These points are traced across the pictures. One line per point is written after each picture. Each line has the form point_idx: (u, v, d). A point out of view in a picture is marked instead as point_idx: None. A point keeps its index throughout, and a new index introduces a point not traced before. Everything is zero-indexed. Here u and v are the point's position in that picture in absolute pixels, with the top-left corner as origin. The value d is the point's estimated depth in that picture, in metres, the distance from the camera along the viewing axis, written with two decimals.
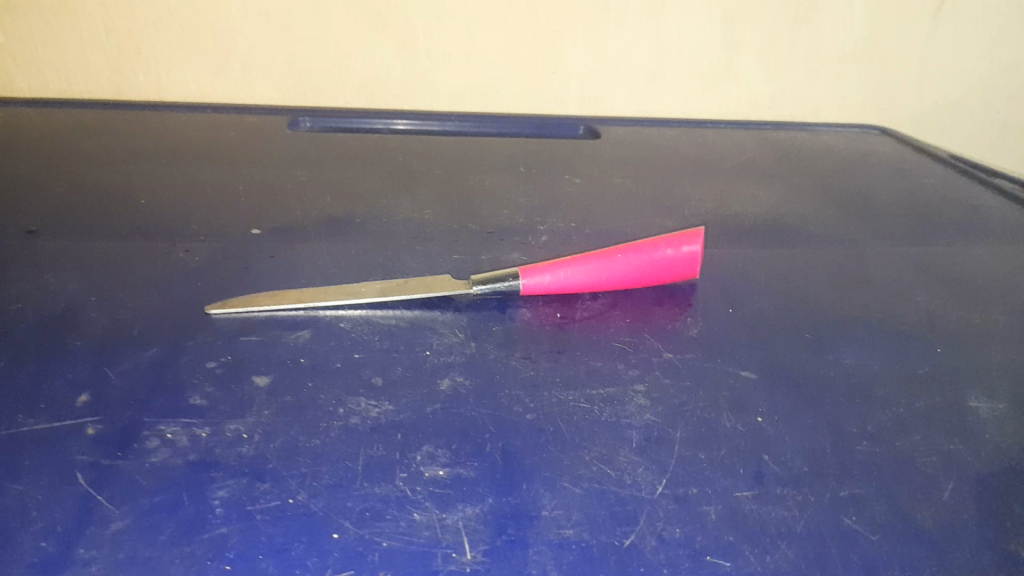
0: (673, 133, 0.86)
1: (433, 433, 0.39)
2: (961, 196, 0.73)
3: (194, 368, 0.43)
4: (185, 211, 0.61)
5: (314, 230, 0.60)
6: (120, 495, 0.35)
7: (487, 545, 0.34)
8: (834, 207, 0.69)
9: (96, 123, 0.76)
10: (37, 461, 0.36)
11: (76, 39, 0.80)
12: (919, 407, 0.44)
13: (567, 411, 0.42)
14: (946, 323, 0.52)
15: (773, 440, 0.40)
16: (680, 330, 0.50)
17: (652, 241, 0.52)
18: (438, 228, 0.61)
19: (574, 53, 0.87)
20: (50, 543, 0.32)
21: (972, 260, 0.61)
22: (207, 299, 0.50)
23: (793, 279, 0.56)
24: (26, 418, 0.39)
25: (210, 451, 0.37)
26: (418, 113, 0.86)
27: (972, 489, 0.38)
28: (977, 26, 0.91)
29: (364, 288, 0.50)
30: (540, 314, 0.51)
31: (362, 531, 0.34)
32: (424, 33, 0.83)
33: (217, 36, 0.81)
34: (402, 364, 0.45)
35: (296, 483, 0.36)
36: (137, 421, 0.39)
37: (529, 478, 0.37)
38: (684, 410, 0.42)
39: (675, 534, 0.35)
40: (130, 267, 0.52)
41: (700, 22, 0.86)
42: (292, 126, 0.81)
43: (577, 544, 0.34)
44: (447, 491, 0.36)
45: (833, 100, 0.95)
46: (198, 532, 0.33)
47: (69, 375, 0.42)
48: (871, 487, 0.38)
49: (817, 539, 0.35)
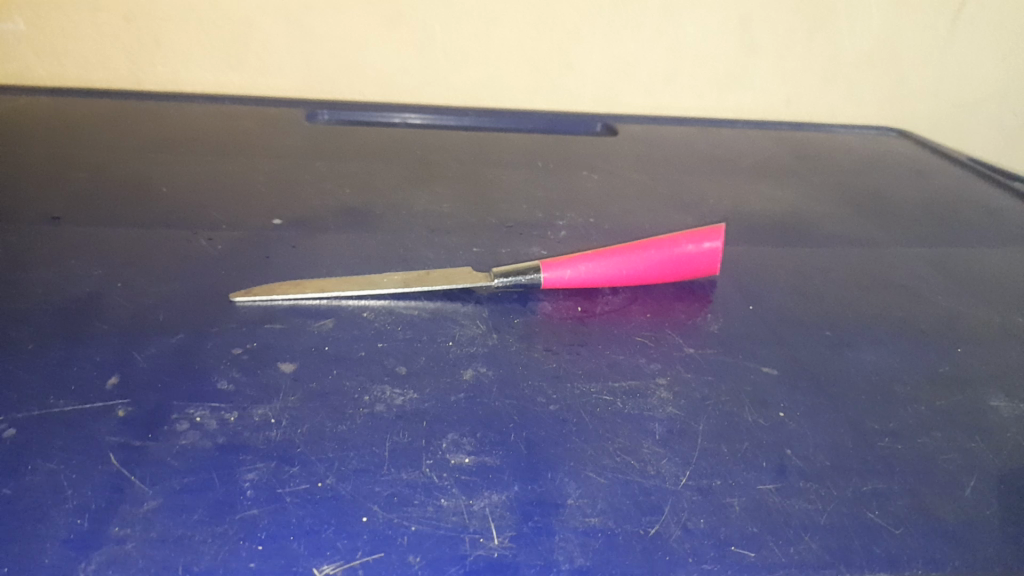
0: (689, 132, 0.86)
1: (457, 422, 0.40)
2: (979, 198, 0.73)
3: (219, 354, 0.43)
4: (206, 200, 0.61)
5: (333, 221, 0.60)
6: (151, 476, 0.35)
7: (514, 532, 0.34)
8: (851, 208, 0.69)
9: (116, 113, 0.77)
10: (67, 441, 0.36)
11: (96, 30, 0.81)
12: (939, 406, 0.44)
13: (590, 403, 0.42)
14: (964, 323, 0.52)
15: (795, 435, 0.41)
16: (700, 325, 0.50)
17: (674, 238, 0.53)
18: (458, 222, 0.61)
19: (590, 56, 0.87)
20: (83, 520, 0.33)
21: (990, 262, 0.61)
22: (231, 287, 0.50)
23: (812, 278, 0.57)
24: (55, 400, 0.39)
25: (238, 435, 0.38)
26: (435, 107, 0.86)
27: (993, 485, 0.39)
28: (994, 29, 0.91)
29: (386, 279, 0.51)
30: (560, 307, 0.51)
31: (390, 516, 0.34)
32: (442, 32, 0.84)
33: (238, 27, 0.82)
34: (425, 354, 0.45)
35: (324, 467, 0.36)
36: (165, 405, 0.39)
37: (554, 467, 0.38)
38: (706, 404, 0.43)
39: (700, 525, 0.35)
40: (153, 254, 0.53)
41: (717, 27, 0.87)
42: (310, 118, 0.82)
43: (603, 532, 0.34)
44: (472, 478, 0.36)
45: (848, 109, 0.95)
46: (229, 512, 0.34)
47: (97, 358, 0.42)
48: (895, 483, 0.38)
49: (840, 532, 0.35)
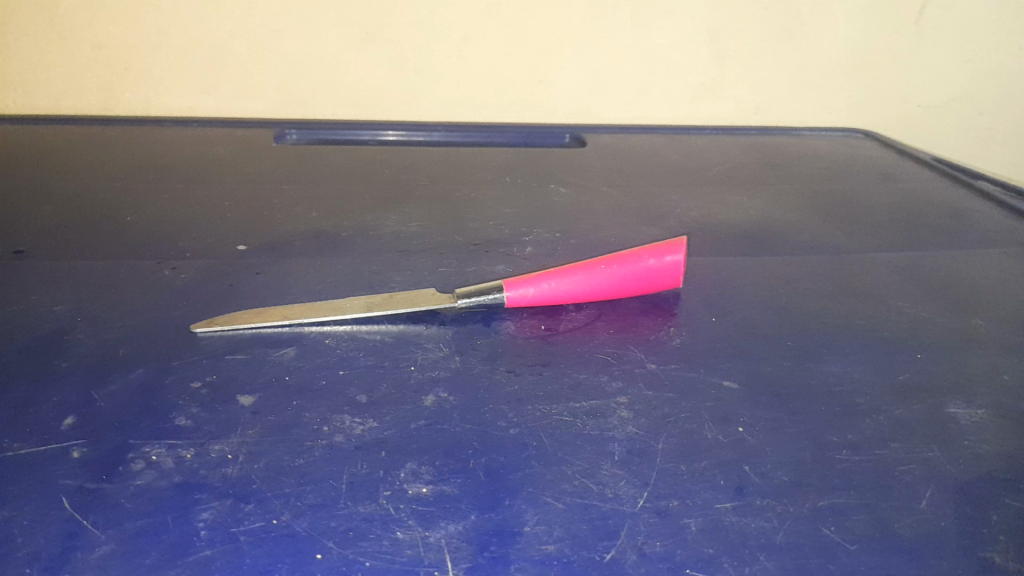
0: (660, 142, 0.86)
1: (417, 451, 0.40)
2: (946, 202, 0.73)
3: (179, 388, 0.43)
4: (173, 229, 0.61)
5: (300, 246, 0.60)
6: (105, 520, 0.35)
7: (469, 563, 0.34)
8: (818, 215, 0.70)
9: (84, 140, 0.77)
10: (22, 486, 0.36)
11: (64, 59, 0.81)
12: (899, 415, 0.44)
13: (551, 425, 0.42)
14: (927, 330, 0.52)
15: (754, 451, 0.41)
16: (664, 341, 0.50)
17: (636, 253, 0.53)
18: (425, 242, 0.62)
19: (561, 70, 0.87)
20: (34, 569, 0.33)
21: (956, 267, 0.61)
22: (193, 317, 0.50)
23: (777, 288, 0.57)
24: (11, 443, 0.39)
25: (195, 473, 0.38)
26: (405, 124, 0.86)
27: (951, 496, 0.39)
28: (959, 32, 0.92)
29: (350, 304, 0.51)
30: (525, 327, 0.51)
31: (345, 552, 0.34)
32: (412, 52, 0.84)
33: (204, 52, 0.82)
34: (387, 381, 0.45)
35: (280, 504, 0.36)
36: (123, 444, 0.39)
37: (512, 495, 0.38)
38: (667, 422, 0.43)
39: (656, 548, 0.35)
40: (116, 287, 0.53)
41: (686, 37, 0.87)
42: (280, 138, 0.82)
43: (560, 560, 0.34)
44: (430, 508, 0.36)
45: (820, 114, 0.95)
46: (182, 555, 0.34)
47: (55, 398, 0.42)
48: (852, 496, 0.38)
49: (796, 550, 0.35)
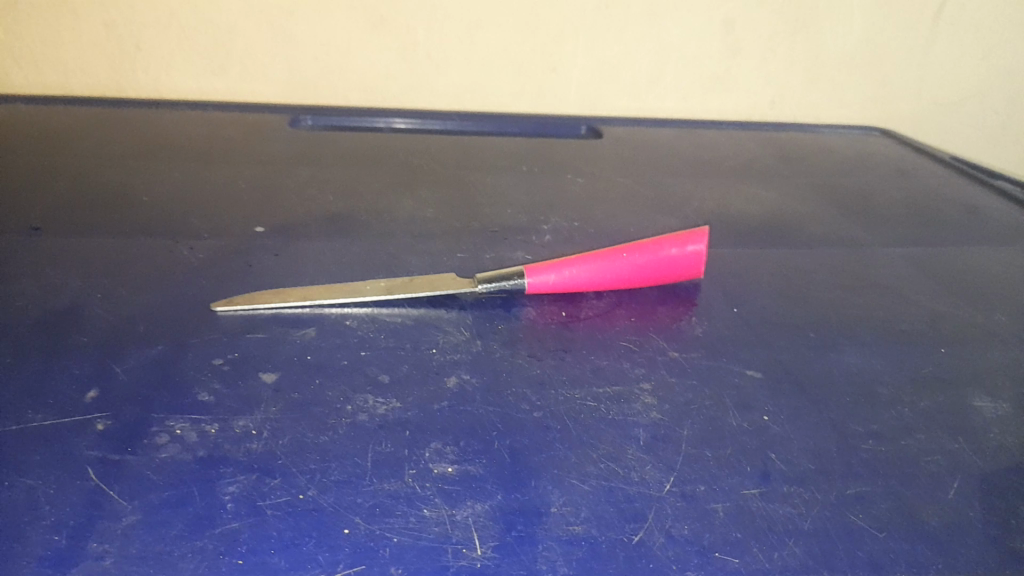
0: (674, 134, 0.86)
1: (441, 431, 0.40)
2: (962, 198, 0.73)
3: (200, 364, 0.43)
4: (189, 209, 0.61)
5: (316, 229, 0.60)
6: (131, 491, 0.35)
7: (496, 541, 0.34)
8: (834, 209, 0.69)
9: (98, 121, 0.76)
10: (45, 457, 0.36)
11: (78, 39, 0.80)
12: (922, 407, 0.44)
13: (574, 409, 0.42)
14: (947, 323, 0.52)
15: (778, 439, 0.41)
16: (685, 329, 0.50)
17: (657, 241, 0.53)
18: (441, 227, 0.61)
19: (575, 59, 0.87)
20: (61, 538, 0.32)
21: (974, 262, 0.61)
22: (212, 296, 0.50)
23: (796, 280, 0.57)
24: (33, 414, 0.39)
25: (219, 447, 0.37)
26: (419, 111, 0.86)
27: (977, 487, 0.39)
28: (975, 30, 0.92)
29: (369, 287, 0.50)
30: (545, 312, 0.51)
31: (371, 527, 0.34)
32: (427, 38, 0.84)
33: (218, 35, 0.81)
34: (408, 362, 0.45)
35: (305, 479, 0.36)
36: (145, 418, 0.39)
37: (536, 476, 0.37)
38: (690, 409, 0.42)
39: (684, 532, 0.35)
40: (133, 264, 0.52)
41: (700, 29, 0.87)
42: (294, 123, 0.81)
43: (586, 541, 0.34)
44: (455, 488, 0.36)
45: (833, 110, 0.95)
46: (208, 527, 0.33)
47: (75, 371, 0.42)
48: (878, 485, 0.38)
49: (824, 536, 0.35)
